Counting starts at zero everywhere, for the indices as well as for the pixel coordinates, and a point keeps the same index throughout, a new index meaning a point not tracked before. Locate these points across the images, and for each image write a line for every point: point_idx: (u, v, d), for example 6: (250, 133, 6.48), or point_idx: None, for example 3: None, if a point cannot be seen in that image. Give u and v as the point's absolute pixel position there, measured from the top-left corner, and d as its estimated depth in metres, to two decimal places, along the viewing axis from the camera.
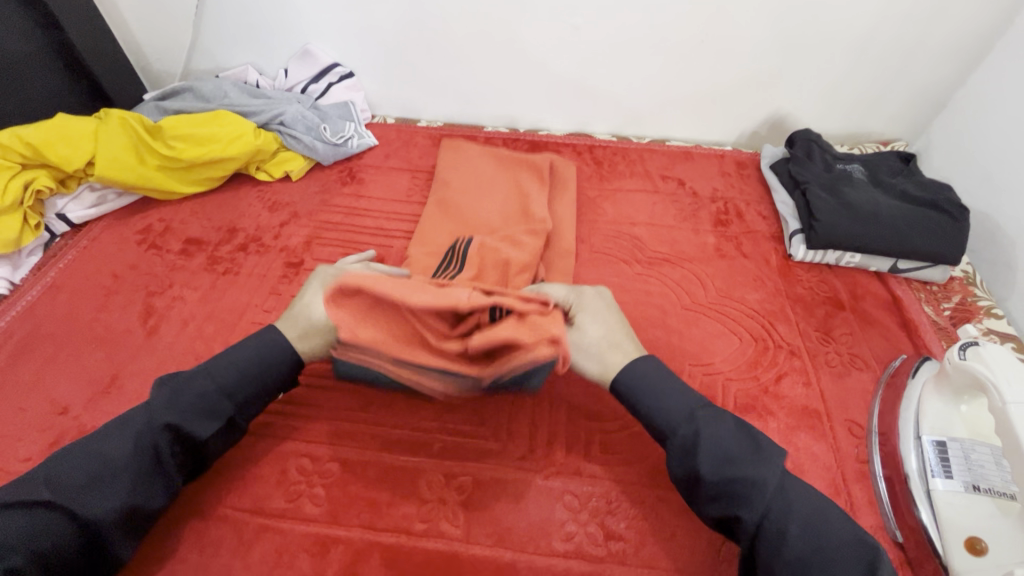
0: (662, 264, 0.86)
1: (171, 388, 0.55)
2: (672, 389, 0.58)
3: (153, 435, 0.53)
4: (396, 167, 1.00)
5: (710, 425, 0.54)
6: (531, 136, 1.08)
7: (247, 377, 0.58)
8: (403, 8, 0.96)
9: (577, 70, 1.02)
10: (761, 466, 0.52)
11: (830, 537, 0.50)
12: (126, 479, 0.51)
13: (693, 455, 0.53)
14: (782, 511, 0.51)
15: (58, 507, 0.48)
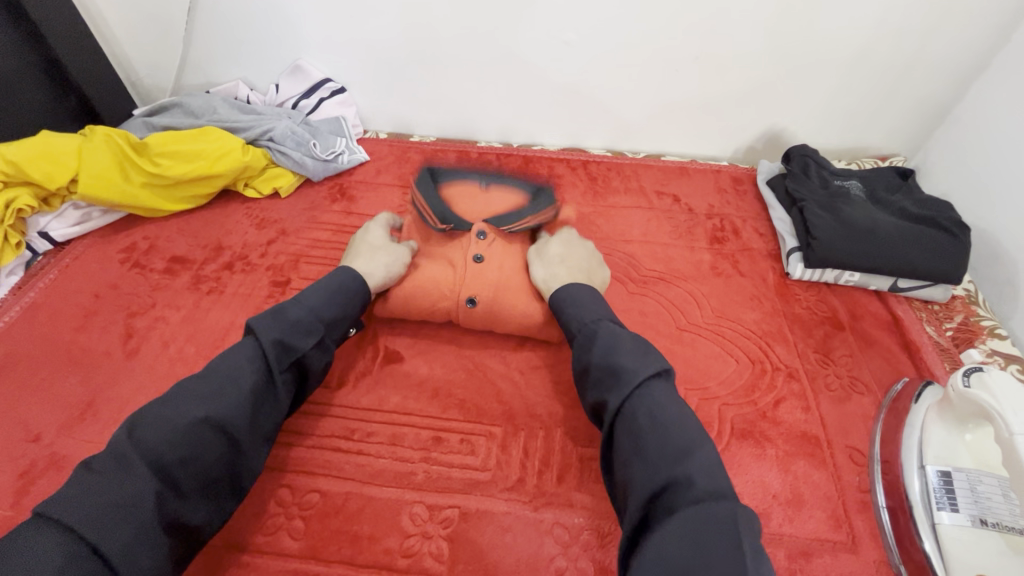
0: (656, 282, 0.84)
1: (262, 316, 0.55)
2: (596, 303, 0.62)
3: (262, 354, 0.53)
4: (386, 183, 0.99)
5: (608, 328, 0.58)
6: (524, 151, 1.07)
7: (334, 300, 0.61)
8: (395, 22, 0.95)
9: (571, 83, 1.00)
10: (639, 361, 0.52)
11: (674, 430, 0.47)
12: (246, 396, 0.51)
13: (590, 349, 0.57)
14: (637, 400, 0.50)
15: (200, 421, 0.47)
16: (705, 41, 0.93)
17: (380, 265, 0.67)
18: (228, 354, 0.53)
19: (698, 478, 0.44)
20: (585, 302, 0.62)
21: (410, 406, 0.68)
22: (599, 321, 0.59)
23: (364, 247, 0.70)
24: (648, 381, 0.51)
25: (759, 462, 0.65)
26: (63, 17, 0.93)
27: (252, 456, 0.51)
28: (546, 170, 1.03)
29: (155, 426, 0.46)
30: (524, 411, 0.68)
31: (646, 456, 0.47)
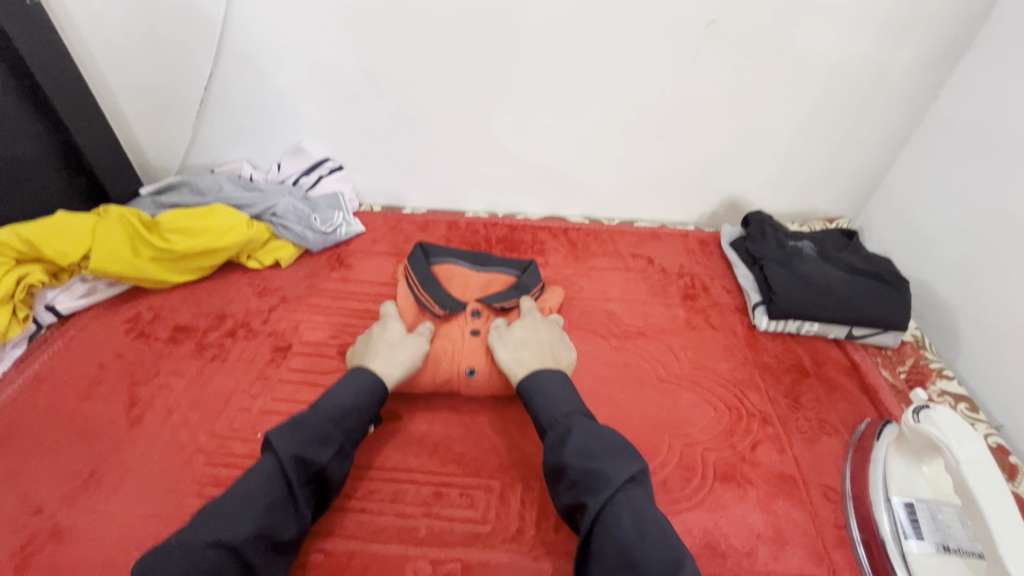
0: (636, 337, 0.91)
1: (281, 431, 0.60)
2: (566, 394, 0.67)
3: (282, 471, 0.58)
4: (382, 252, 1.06)
5: (582, 426, 0.62)
6: (509, 221, 1.15)
7: (350, 403, 0.66)
8: (391, 108, 1.06)
9: (551, 160, 1.12)
10: (615, 462, 0.57)
11: (657, 538, 0.52)
12: (263, 516, 0.54)
13: (563, 447, 0.61)
14: (619, 504, 0.54)
15: (213, 544, 0.51)
16: (666, 123, 1.05)
17: (397, 364, 0.72)
18: (250, 471, 0.58)
19: None
20: (552, 393, 0.67)
21: (410, 462, 0.71)
22: (571, 418, 0.63)
23: (395, 344, 0.74)
24: (625, 483, 0.56)
25: (742, 503, 0.70)
26: (81, 106, 1.01)
27: (268, 575, 0.54)
28: (530, 237, 1.12)
29: (170, 556, 0.49)
30: (521, 462, 0.72)
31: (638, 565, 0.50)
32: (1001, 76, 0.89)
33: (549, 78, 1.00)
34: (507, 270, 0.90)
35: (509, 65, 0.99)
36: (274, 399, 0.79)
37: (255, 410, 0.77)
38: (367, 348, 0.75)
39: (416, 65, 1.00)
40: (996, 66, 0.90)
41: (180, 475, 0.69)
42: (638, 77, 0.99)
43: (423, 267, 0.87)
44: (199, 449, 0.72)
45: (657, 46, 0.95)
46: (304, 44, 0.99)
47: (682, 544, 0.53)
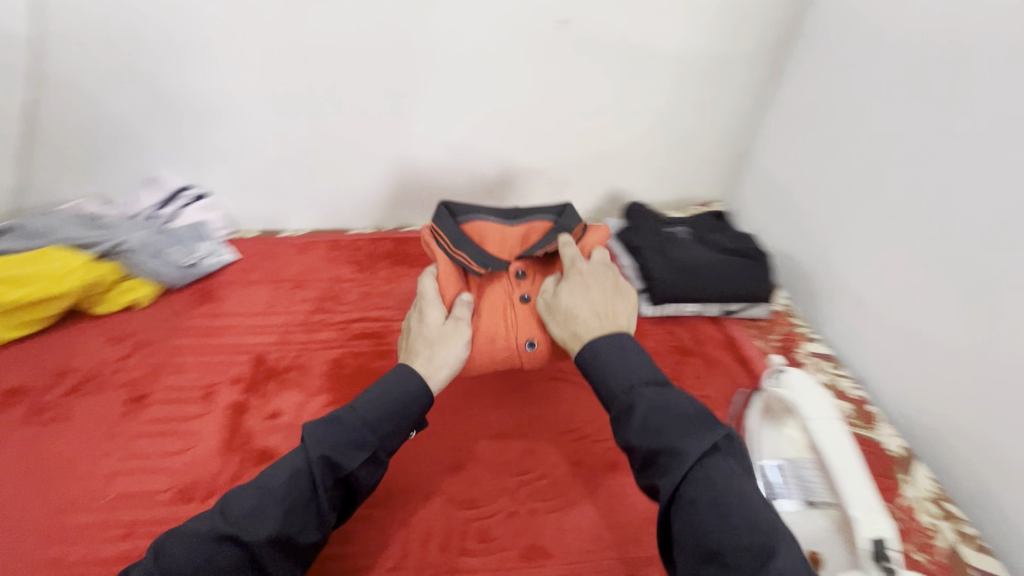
0: None
1: (314, 429, 0.55)
2: (634, 360, 0.59)
3: (310, 475, 0.53)
4: (256, 280, 0.99)
5: (653, 395, 0.55)
6: (395, 234, 1.12)
7: (390, 406, 0.59)
8: (247, 127, 1.01)
9: (430, 171, 1.10)
10: (689, 439, 0.50)
11: (742, 523, 0.46)
12: (280, 520, 0.50)
13: (627, 423, 0.54)
14: (698, 480, 0.49)
15: (225, 536, 0.49)
16: (535, 125, 1.07)
17: (441, 366, 0.65)
18: (281, 464, 0.54)
19: None
20: (610, 363, 0.59)
21: None
22: (634, 392, 0.56)
23: (438, 335, 0.68)
24: (704, 459, 0.50)
25: (629, 491, 0.71)
26: None
27: None
28: (418, 249, 1.08)
29: (184, 540, 0.49)
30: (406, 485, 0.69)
31: (724, 557, 0.45)
32: (819, 59, 0.98)
33: (408, 86, 0.99)
34: (544, 215, 0.84)
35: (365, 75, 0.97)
36: (126, 457, 0.71)
37: (103, 473, 0.69)
38: (406, 342, 0.70)
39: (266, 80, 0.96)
40: (815, 50, 0.98)
41: (3, 562, 0.60)
42: (497, 80, 1.00)
43: (453, 229, 0.80)
44: (31, 528, 0.63)
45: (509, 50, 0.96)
46: (137, 65, 0.92)
47: (775, 520, 0.48)
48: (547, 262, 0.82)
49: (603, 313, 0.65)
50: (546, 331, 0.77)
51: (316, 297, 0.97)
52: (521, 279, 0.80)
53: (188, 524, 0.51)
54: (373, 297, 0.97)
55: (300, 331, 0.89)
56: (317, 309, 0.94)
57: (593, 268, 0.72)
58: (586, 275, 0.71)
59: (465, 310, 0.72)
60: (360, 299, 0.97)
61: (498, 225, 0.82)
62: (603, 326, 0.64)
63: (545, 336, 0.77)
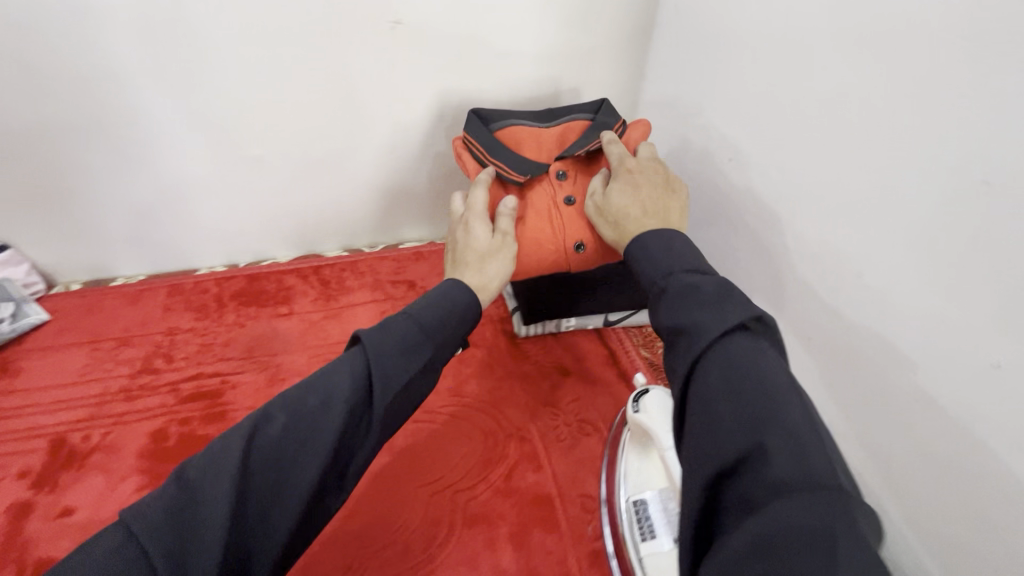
0: None
1: (372, 333, 0.52)
2: (669, 250, 0.54)
3: (370, 382, 0.50)
4: (70, 342, 0.85)
5: (681, 278, 0.50)
6: (249, 270, 1.00)
7: (451, 319, 0.59)
8: (36, 167, 0.85)
9: (281, 198, 1.00)
10: (711, 315, 0.45)
11: (755, 399, 0.40)
12: (347, 422, 0.47)
13: (658, 307, 0.50)
14: (714, 357, 0.43)
15: (288, 432, 0.45)
16: (386, 138, 0.97)
17: (488, 277, 0.68)
18: (334, 365, 0.51)
19: (780, 459, 0.36)
20: (653, 251, 0.55)
21: None
22: (668, 278, 0.52)
23: (477, 248, 0.69)
24: (724, 336, 0.43)
25: (493, 548, 0.62)
26: None
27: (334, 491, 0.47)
28: (274, 285, 0.96)
29: (261, 429, 0.45)
30: None
31: (717, 429, 0.39)
32: (671, 45, 0.91)
33: (222, 105, 0.86)
34: (579, 115, 0.81)
35: (166, 98, 0.83)
36: None
37: None
38: (450, 253, 0.71)
39: (40, 112, 0.80)
40: (665, 36, 0.92)
41: None
42: (327, 91, 0.89)
43: (485, 136, 0.78)
44: None
45: (334, 58, 0.86)
46: None
47: (800, 404, 0.40)
48: (588, 162, 0.78)
49: (655, 205, 0.64)
50: (588, 234, 0.75)
51: (144, 354, 0.83)
52: (562, 179, 0.77)
53: (248, 421, 0.46)
54: (212, 348, 0.85)
55: (118, 400, 0.76)
56: (142, 370, 0.81)
57: (644, 166, 0.70)
58: (635, 170, 0.69)
59: (507, 220, 0.72)
60: (197, 353, 0.84)
61: (534, 129, 0.80)
62: (649, 218, 0.62)
63: (584, 241, 0.75)
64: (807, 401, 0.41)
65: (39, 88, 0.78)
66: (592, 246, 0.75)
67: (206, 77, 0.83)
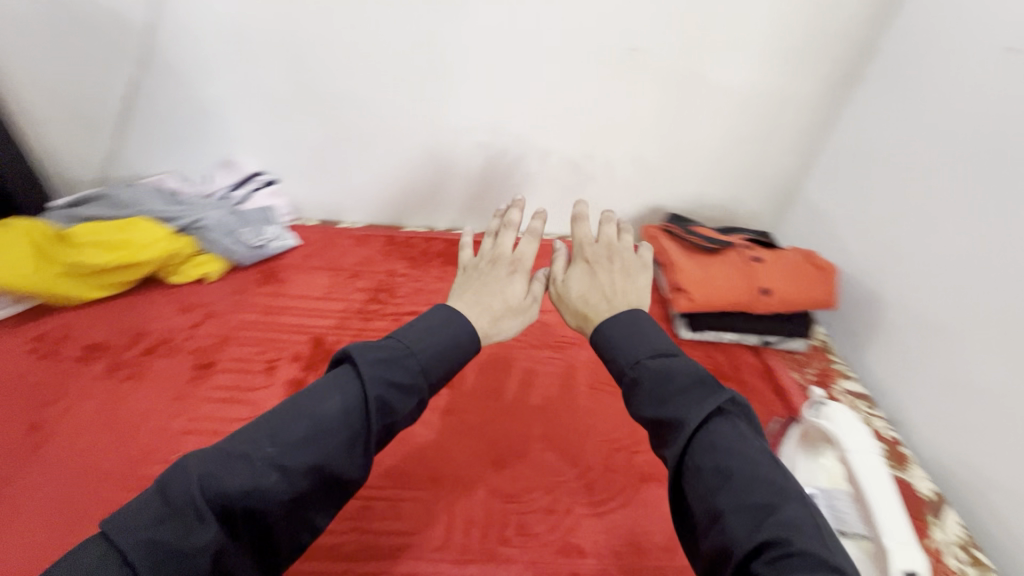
0: (570, 346, 0.94)
1: (371, 361, 0.53)
2: (647, 334, 0.61)
3: (362, 402, 0.51)
4: (315, 266, 1.05)
5: (651, 370, 0.56)
6: (447, 236, 1.18)
7: (442, 347, 0.58)
8: (320, 118, 1.07)
9: (488, 179, 1.15)
10: (692, 407, 0.51)
11: (749, 484, 0.46)
12: (336, 448, 0.49)
13: (636, 398, 0.55)
14: (703, 448, 0.49)
15: (269, 464, 0.47)
16: (586, 143, 1.11)
17: (504, 329, 0.70)
18: (327, 388, 0.52)
19: (791, 534, 0.43)
20: (620, 339, 0.61)
21: None
22: (639, 365, 0.57)
23: (498, 302, 0.71)
24: (705, 425, 0.50)
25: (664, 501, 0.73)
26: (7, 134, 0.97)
27: (323, 506, 0.50)
28: None
29: (236, 465, 0.46)
30: (453, 475, 0.73)
31: (725, 517, 0.45)
32: (873, 100, 0.98)
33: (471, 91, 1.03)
34: (749, 234, 1.10)
35: (431, 79, 1.02)
36: (194, 419, 0.76)
37: (174, 430, 0.74)
38: (464, 289, 0.73)
39: (339, 76, 1.01)
40: (866, 93, 0.99)
41: (90, 504, 0.65)
42: (554, 94, 1.04)
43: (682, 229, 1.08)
44: (108, 475, 0.68)
45: (570, 67, 1.01)
46: (226, 52, 0.98)
47: (787, 479, 0.47)
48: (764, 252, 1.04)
49: (613, 297, 0.69)
50: (772, 281, 0.94)
51: (372, 287, 1.02)
52: (744, 248, 1.01)
53: (235, 440, 0.48)
54: (424, 293, 1.03)
55: (357, 318, 0.95)
56: (372, 299, 1.00)
57: (602, 254, 0.77)
58: (599, 262, 0.76)
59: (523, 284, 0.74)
60: (413, 294, 1.02)
61: (713, 233, 1.09)
62: (612, 307, 0.68)
63: (769, 284, 0.94)
64: (787, 473, 0.49)
65: (343, 58, 0.99)
66: (774, 291, 0.94)
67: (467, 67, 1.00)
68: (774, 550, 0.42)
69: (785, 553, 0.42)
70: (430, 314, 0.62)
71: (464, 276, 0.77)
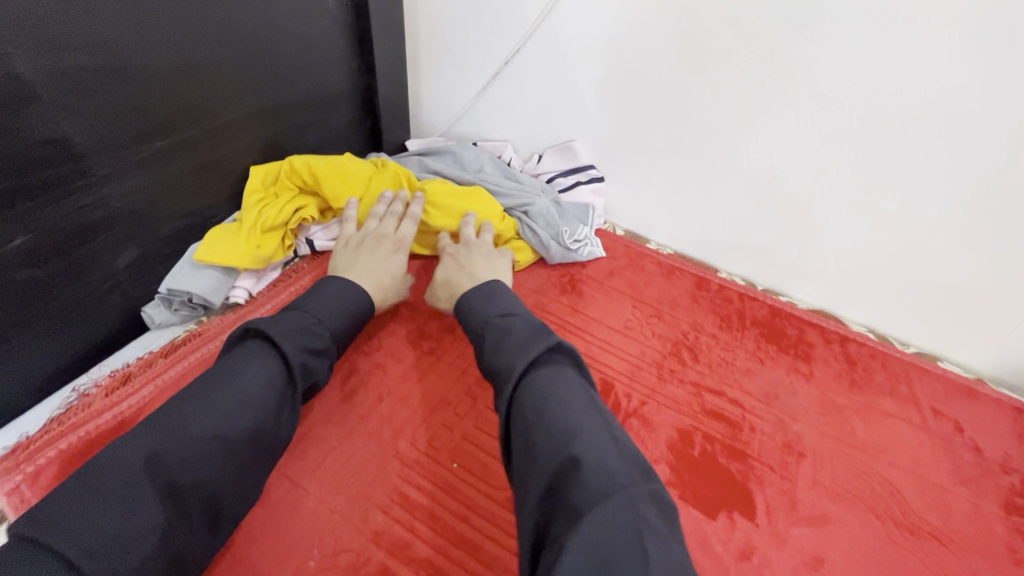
0: (930, 540, 0.66)
1: (285, 332, 0.60)
2: (492, 302, 0.68)
3: (284, 369, 0.59)
4: (617, 288, 0.94)
5: (498, 328, 0.62)
6: (772, 300, 0.95)
7: (347, 315, 0.70)
8: (683, 125, 0.91)
9: (859, 251, 0.88)
10: (521, 355, 0.55)
11: (558, 415, 0.49)
12: (271, 407, 0.56)
13: (483, 355, 0.62)
14: (524, 389, 0.53)
15: (215, 435, 0.51)
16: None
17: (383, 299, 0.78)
18: (248, 360, 0.58)
19: (587, 456, 0.46)
20: (475, 304, 0.68)
21: None
22: (487, 325, 0.64)
23: (378, 274, 0.78)
24: (528, 369, 0.54)
25: None
26: (399, 72, 1.02)
27: (259, 473, 0.55)
28: (796, 332, 0.91)
29: (176, 445, 0.49)
30: None
31: (536, 446, 0.48)
32: None
33: (909, 143, 0.75)
34: None
35: (860, 113, 0.76)
36: (477, 428, 0.71)
37: (457, 433, 0.70)
38: (349, 260, 0.78)
39: (734, 85, 0.83)
40: None
41: (376, 486, 0.63)
42: None
43: None
44: (396, 454, 0.67)
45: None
46: (618, 31, 0.87)
47: (598, 412, 0.51)
48: None
49: (473, 272, 0.78)
50: None
51: (673, 338, 0.87)
52: None
53: (160, 423, 0.50)
54: (734, 369, 0.84)
55: (653, 373, 0.81)
56: (672, 354, 0.84)
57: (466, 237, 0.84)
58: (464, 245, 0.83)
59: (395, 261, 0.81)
60: (720, 367, 0.83)
61: None
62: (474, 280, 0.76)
63: None
64: (601, 409, 0.53)
65: (744, 66, 0.81)
66: None
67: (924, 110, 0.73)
68: (567, 466, 0.45)
69: (583, 467, 0.45)
70: (318, 289, 0.71)
71: (345, 249, 0.81)
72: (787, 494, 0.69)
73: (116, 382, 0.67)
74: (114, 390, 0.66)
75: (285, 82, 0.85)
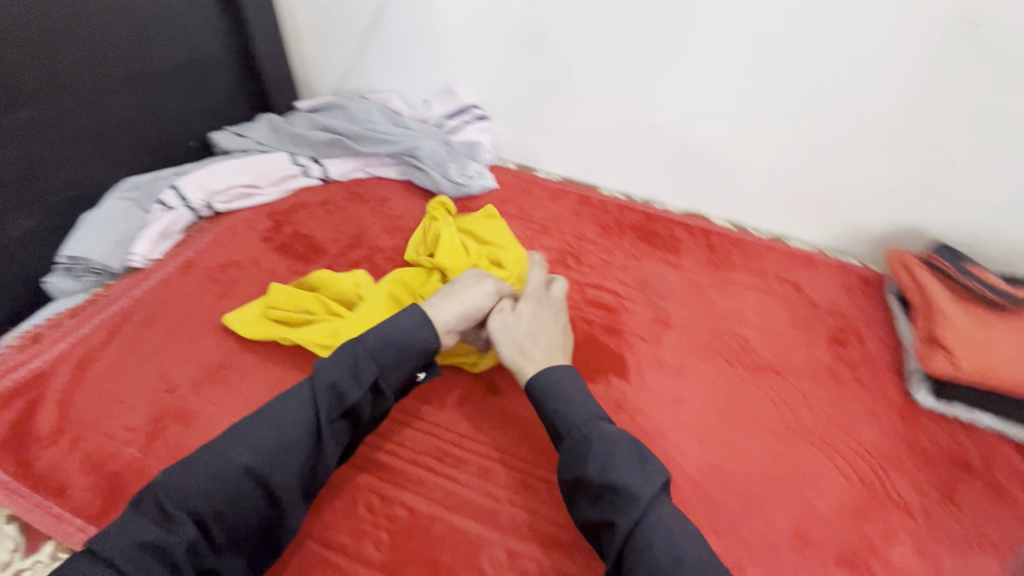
0: (768, 373, 0.81)
1: (341, 370, 0.57)
2: (586, 397, 0.60)
3: (314, 400, 0.56)
4: (508, 213, 1.03)
5: (605, 437, 0.55)
6: (645, 208, 1.07)
7: (404, 349, 0.62)
8: (547, 55, 1.00)
9: (709, 152, 1.01)
10: (647, 484, 0.52)
11: (690, 562, 0.48)
12: (304, 445, 0.55)
13: (584, 459, 0.55)
14: (653, 522, 0.50)
15: (244, 470, 0.52)
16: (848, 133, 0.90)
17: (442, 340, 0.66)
18: (288, 401, 0.56)
19: None
20: (569, 396, 0.59)
21: (505, 446, 0.69)
22: (591, 425, 0.57)
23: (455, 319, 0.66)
24: (656, 503, 0.51)
25: None
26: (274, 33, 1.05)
27: (302, 498, 0.56)
28: (666, 231, 1.03)
29: (196, 471, 0.51)
30: None
31: None
32: None
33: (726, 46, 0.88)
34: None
35: (684, 26, 0.88)
36: None
37: None
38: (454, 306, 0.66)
39: (579, 12, 0.93)
40: None
41: None
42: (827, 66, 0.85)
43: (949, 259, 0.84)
44: None
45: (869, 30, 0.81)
46: None
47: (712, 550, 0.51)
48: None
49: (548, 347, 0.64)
50: None
51: (559, 249, 0.97)
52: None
53: (201, 454, 0.52)
54: (613, 267, 0.95)
55: None
56: (559, 262, 0.95)
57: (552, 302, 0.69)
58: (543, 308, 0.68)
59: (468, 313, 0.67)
60: (600, 266, 0.95)
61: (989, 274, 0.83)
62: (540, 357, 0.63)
63: None
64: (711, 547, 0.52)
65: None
66: None
67: (733, 16, 0.85)
68: None
69: None
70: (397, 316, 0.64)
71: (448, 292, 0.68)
72: (655, 356, 0.81)
73: (26, 341, 0.72)
74: (26, 346, 0.72)
75: (154, 45, 0.87)
